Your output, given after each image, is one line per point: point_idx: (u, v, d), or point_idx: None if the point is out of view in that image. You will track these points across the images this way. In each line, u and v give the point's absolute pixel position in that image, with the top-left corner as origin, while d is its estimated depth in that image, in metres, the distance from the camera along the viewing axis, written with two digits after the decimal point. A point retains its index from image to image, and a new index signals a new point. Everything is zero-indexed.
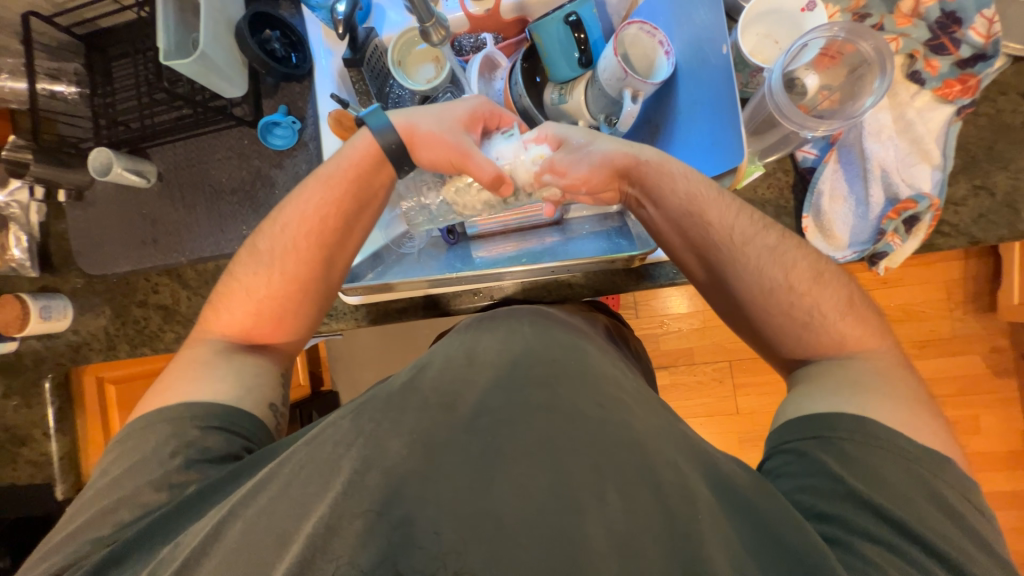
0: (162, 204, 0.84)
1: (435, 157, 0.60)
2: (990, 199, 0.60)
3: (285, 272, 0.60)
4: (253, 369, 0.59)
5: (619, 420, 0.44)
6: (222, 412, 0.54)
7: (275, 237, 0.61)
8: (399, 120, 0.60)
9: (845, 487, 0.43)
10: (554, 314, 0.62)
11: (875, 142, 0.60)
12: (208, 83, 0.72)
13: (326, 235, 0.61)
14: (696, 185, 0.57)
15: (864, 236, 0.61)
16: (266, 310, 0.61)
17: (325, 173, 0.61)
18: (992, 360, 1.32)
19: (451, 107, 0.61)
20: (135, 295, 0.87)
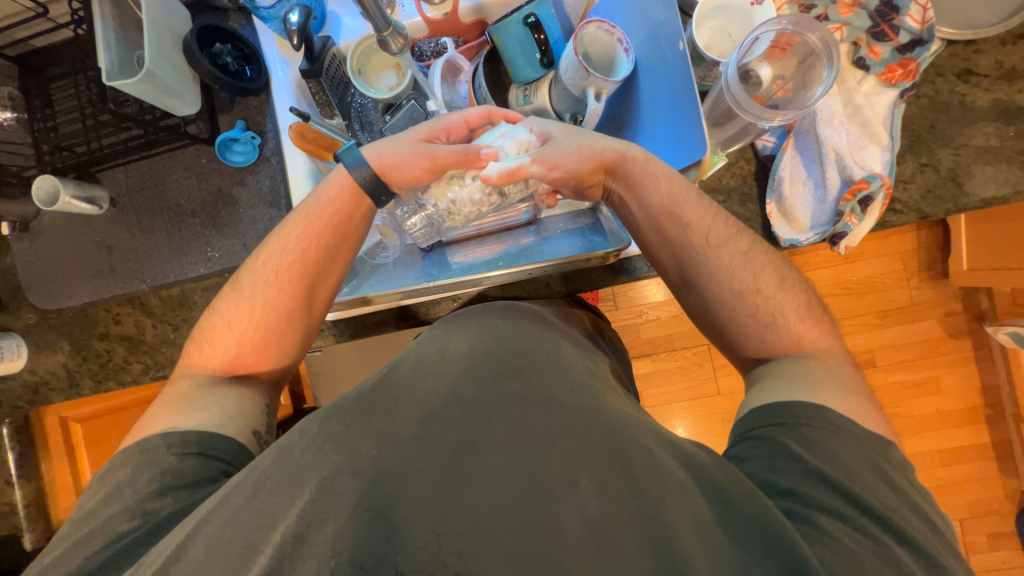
0: (117, 231, 0.80)
1: (412, 173, 0.61)
2: (936, 174, 0.63)
3: (267, 302, 0.58)
4: (236, 400, 0.57)
5: (590, 406, 0.46)
6: (201, 440, 0.52)
7: (256, 273, 0.59)
8: (368, 153, 0.61)
9: (804, 466, 0.44)
10: (532, 316, 0.62)
11: (828, 128, 0.63)
12: (156, 102, 0.69)
13: (310, 268, 0.59)
14: (676, 186, 0.58)
15: (824, 219, 0.64)
16: (249, 343, 0.59)
17: (301, 211, 0.60)
18: (948, 323, 1.40)
19: (414, 128, 0.62)
20: (96, 328, 0.83)
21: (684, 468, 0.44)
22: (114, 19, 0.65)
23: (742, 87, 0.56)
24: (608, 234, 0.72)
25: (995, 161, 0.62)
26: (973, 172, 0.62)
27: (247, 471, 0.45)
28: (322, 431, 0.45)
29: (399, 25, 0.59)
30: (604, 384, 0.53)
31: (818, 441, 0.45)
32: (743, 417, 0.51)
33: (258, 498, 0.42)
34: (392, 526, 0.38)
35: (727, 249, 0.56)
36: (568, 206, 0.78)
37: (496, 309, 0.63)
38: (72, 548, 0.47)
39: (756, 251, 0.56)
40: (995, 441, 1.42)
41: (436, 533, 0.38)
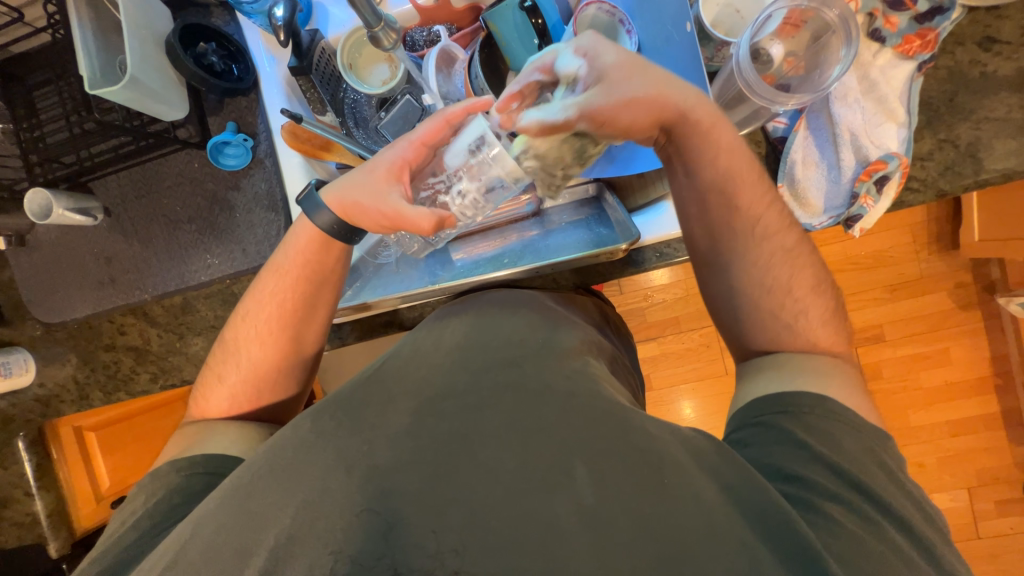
0: (115, 242, 0.78)
1: (375, 223, 0.55)
2: (954, 150, 0.61)
3: (253, 354, 0.58)
4: (237, 429, 0.56)
5: (588, 393, 0.45)
6: (209, 460, 0.53)
7: (240, 327, 0.59)
8: (331, 199, 0.56)
9: (812, 452, 0.43)
10: (529, 303, 0.61)
11: (842, 106, 0.60)
12: (144, 109, 0.67)
13: (292, 317, 0.58)
14: (732, 142, 0.53)
15: (838, 201, 0.61)
16: (244, 392, 0.58)
17: (275, 262, 0.59)
18: (958, 295, 1.38)
19: (372, 165, 0.55)
20: (101, 340, 0.82)
21: (688, 452, 0.43)
22: (91, 23, 0.62)
23: (754, 68, 0.53)
24: (613, 226, 0.69)
25: (1017, 134, 0.60)
26: (994, 147, 0.60)
27: (244, 469, 0.45)
28: (320, 430, 0.45)
29: (390, 19, 0.57)
30: (611, 376, 0.52)
31: (825, 420, 0.45)
32: (739, 410, 0.50)
33: (258, 502, 0.41)
34: (388, 529, 0.37)
35: (758, 208, 0.53)
36: (571, 195, 0.76)
37: (490, 299, 0.62)
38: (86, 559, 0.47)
39: (757, 222, 0.53)
40: (1004, 411, 1.42)
41: (433, 530, 0.37)
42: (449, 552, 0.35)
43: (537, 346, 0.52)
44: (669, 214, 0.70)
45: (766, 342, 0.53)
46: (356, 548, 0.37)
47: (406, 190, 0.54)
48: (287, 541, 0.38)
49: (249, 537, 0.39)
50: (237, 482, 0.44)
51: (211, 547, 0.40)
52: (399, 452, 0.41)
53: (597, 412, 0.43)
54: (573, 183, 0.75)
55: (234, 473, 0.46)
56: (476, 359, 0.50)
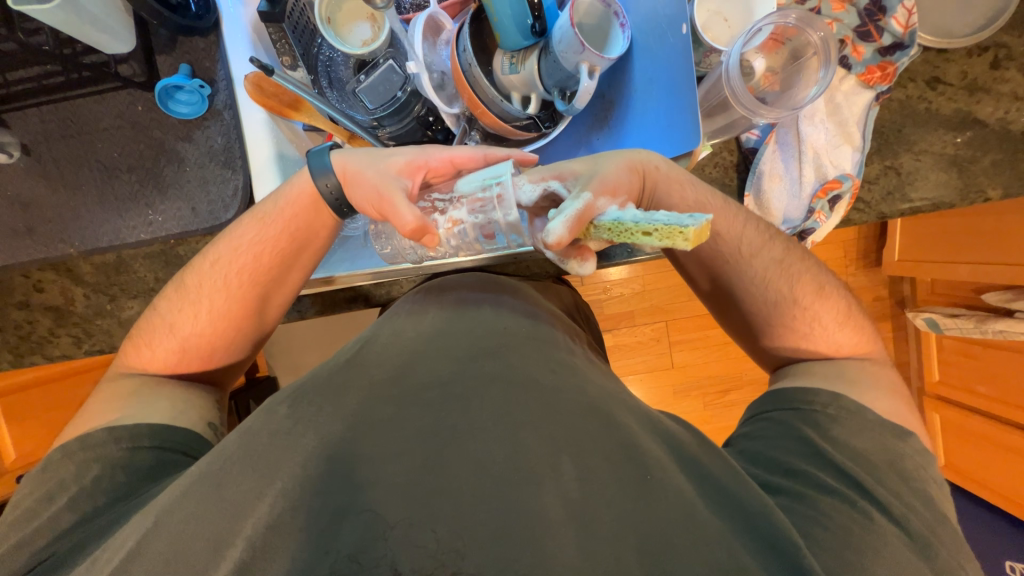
0: (34, 186, 0.69)
1: (363, 200, 0.51)
2: (896, 177, 0.67)
3: (213, 309, 0.54)
4: (184, 395, 0.53)
5: (565, 383, 0.46)
6: (156, 434, 0.48)
7: (202, 274, 0.54)
8: (340, 158, 0.53)
9: (812, 447, 0.48)
10: (508, 291, 0.61)
11: (808, 125, 0.64)
12: (81, 36, 0.59)
13: (264, 277, 0.54)
14: (698, 193, 0.56)
15: (796, 215, 0.66)
16: (197, 351, 0.54)
17: (259, 211, 0.54)
18: (875, 307, 1.55)
19: (394, 151, 0.52)
20: (13, 297, 0.73)
21: (666, 446, 0.45)
22: None
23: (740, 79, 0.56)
24: None
25: (948, 168, 0.67)
26: (928, 178, 0.67)
27: (213, 455, 0.42)
28: (296, 417, 0.44)
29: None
30: (587, 367, 0.54)
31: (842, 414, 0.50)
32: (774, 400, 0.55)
33: (222, 487, 0.39)
34: (366, 517, 0.36)
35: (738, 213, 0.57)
36: None
37: (469, 283, 0.62)
38: (9, 544, 0.43)
39: (742, 245, 0.56)
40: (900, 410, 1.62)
41: (413, 519, 0.36)
42: (447, 553, 0.34)
43: (517, 333, 0.52)
44: None
45: None
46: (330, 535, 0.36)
47: (411, 187, 0.50)
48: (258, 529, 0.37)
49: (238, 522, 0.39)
50: (207, 467, 0.42)
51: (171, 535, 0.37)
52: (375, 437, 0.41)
53: (576, 403, 0.44)
54: None
55: (201, 460, 0.43)
56: (460, 349, 0.50)
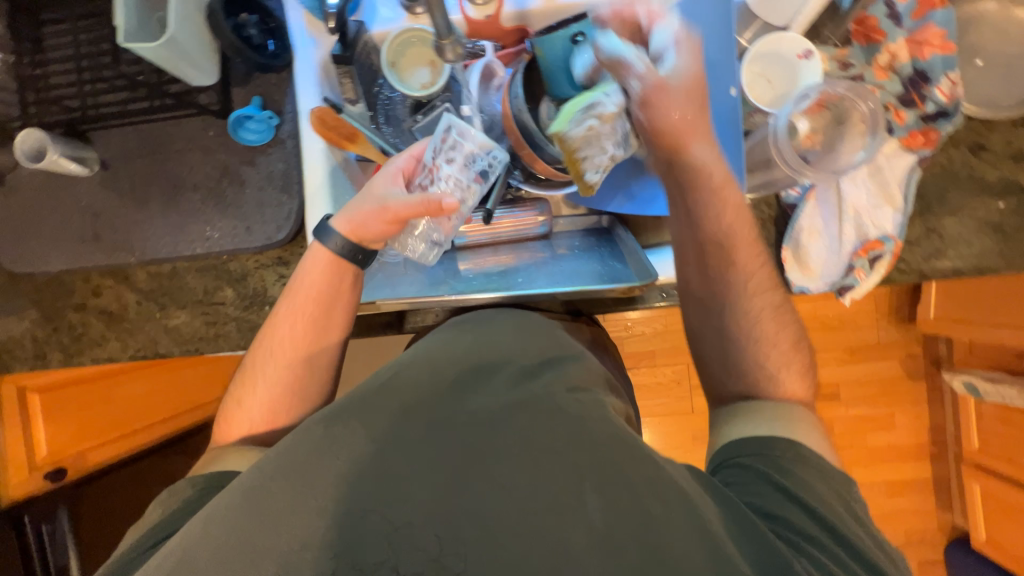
0: (106, 198, 0.74)
1: (376, 227, 0.59)
2: (939, 240, 0.67)
3: (277, 364, 0.60)
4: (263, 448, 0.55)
5: (597, 426, 0.45)
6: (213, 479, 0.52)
7: (266, 340, 0.62)
8: (340, 220, 0.61)
9: (779, 487, 0.46)
10: (543, 327, 0.61)
11: (850, 185, 0.65)
12: (173, 69, 0.65)
13: (311, 321, 0.61)
14: (735, 197, 0.60)
15: (836, 272, 0.65)
16: (273, 412, 0.59)
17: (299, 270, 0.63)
18: (909, 365, 1.49)
19: (371, 181, 0.61)
20: (71, 299, 0.77)
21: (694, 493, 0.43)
22: None
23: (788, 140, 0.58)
24: (627, 261, 0.71)
25: (993, 234, 0.66)
26: (971, 243, 0.66)
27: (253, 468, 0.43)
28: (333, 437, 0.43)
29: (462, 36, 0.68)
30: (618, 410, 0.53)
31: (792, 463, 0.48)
32: (725, 458, 0.52)
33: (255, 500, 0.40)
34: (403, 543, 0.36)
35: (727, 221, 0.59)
36: (581, 222, 0.83)
37: (491, 317, 0.61)
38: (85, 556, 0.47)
39: (749, 281, 0.59)
40: (935, 478, 1.53)
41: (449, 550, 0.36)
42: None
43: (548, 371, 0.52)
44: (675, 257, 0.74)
45: (756, 393, 0.56)
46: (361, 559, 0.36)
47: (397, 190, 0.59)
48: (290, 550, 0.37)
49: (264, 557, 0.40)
50: (240, 480, 0.43)
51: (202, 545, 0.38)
52: (410, 464, 0.41)
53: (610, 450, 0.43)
54: (585, 213, 0.83)
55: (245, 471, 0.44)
56: (488, 380, 0.50)
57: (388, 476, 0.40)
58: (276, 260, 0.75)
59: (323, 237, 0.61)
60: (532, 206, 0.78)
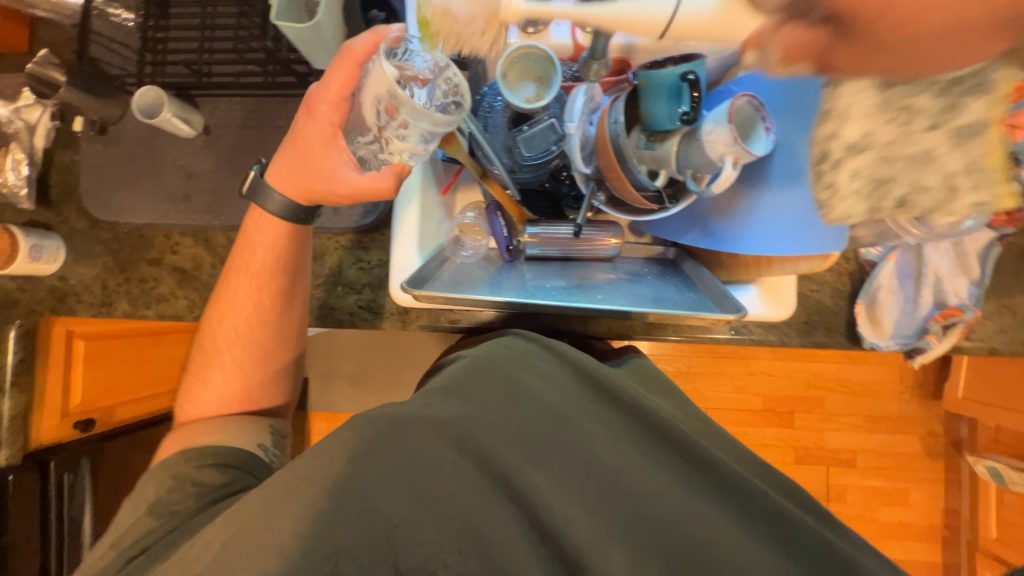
0: (204, 160, 0.77)
1: (328, 193, 0.62)
2: (1011, 317, 0.68)
3: (242, 325, 0.68)
4: (238, 424, 0.67)
5: (585, 471, 0.52)
6: (212, 452, 0.62)
7: (226, 298, 0.68)
8: (286, 189, 0.63)
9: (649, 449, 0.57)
10: (544, 362, 0.61)
11: (933, 251, 0.67)
12: (306, 51, 0.69)
13: (269, 275, 0.67)
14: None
15: (909, 331, 0.70)
16: (226, 397, 0.68)
17: (242, 256, 0.67)
18: (929, 444, 1.46)
19: (308, 135, 0.60)
20: (149, 253, 0.78)
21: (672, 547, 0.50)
22: None
23: None
24: (704, 292, 0.69)
25: None
26: None
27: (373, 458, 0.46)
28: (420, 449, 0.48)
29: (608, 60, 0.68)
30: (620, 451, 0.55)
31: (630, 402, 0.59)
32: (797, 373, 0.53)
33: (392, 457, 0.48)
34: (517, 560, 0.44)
35: None
36: (643, 251, 0.83)
37: (513, 351, 0.61)
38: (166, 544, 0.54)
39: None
40: (944, 564, 1.48)
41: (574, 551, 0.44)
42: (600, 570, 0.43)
43: (547, 419, 0.54)
44: (755, 293, 0.71)
45: None
46: (478, 529, 0.47)
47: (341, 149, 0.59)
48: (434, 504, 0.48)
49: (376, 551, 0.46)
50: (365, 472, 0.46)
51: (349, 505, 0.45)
52: (510, 446, 0.51)
53: (599, 488, 0.51)
54: (648, 242, 0.83)
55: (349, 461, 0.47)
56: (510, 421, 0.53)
57: None
58: (356, 244, 0.79)
59: (264, 204, 0.64)
60: (607, 229, 0.76)
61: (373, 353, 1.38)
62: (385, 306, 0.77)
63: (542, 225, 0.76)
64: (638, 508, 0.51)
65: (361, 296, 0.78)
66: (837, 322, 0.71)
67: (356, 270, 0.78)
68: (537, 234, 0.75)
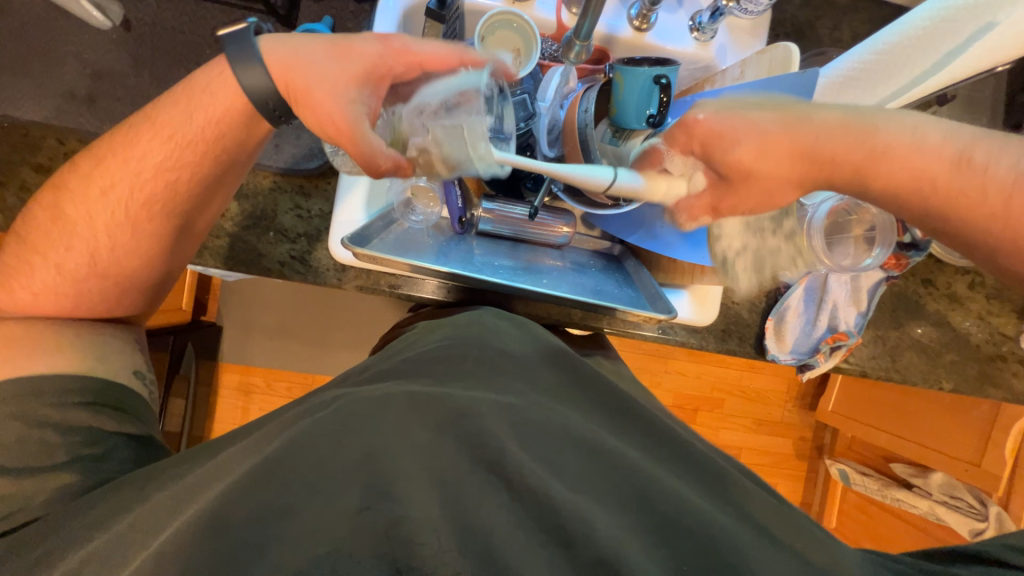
0: (119, 60, 0.67)
1: (313, 115, 0.51)
2: (881, 347, 0.80)
3: (132, 222, 0.56)
4: (112, 352, 0.60)
5: (558, 438, 0.49)
6: (86, 386, 0.57)
7: (118, 179, 0.55)
8: (274, 67, 0.51)
9: (621, 430, 0.55)
10: (513, 342, 0.60)
11: (835, 282, 0.76)
12: None
13: (187, 175, 0.56)
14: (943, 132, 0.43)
15: (804, 349, 0.78)
16: (89, 289, 0.58)
17: (171, 126, 0.53)
18: (800, 447, 1.69)
19: (346, 56, 0.51)
20: (34, 156, 0.63)
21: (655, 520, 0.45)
22: None
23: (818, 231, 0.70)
24: (641, 291, 0.73)
25: (919, 353, 0.81)
26: (902, 355, 0.80)
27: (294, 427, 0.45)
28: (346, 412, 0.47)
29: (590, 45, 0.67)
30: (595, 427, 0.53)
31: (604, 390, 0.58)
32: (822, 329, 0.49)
33: (343, 437, 0.44)
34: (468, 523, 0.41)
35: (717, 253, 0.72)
36: (591, 244, 0.85)
37: (486, 326, 0.61)
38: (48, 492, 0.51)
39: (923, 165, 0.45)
40: None
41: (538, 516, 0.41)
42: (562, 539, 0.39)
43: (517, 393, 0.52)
44: (685, 299, 0.75)
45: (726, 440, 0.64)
46: (462, 505, 0.42)
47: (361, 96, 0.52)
48: (383, 492, 0.42)
49: (320, 541, 0.40)
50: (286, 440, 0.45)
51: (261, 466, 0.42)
52: (498, 417, 0.47)
53: (576, 456, 0.48)
54: (597, 236, 0.85)
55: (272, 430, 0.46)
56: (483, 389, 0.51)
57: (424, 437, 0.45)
58: (296, 189, 0.72)
59: (240, 69, 0.51)
60: (560, 216, 0.78)
61: (300, 308, 1.29)
62: (321, 259, 0.72)
63: (498, 203, 0.75)
64: (622, 482, 0.47)
65: (294, 246, 0.72)
66: (748, 333, 0.79)
67: (292, 217, 0.72)
68: (492, 210, 0.74)
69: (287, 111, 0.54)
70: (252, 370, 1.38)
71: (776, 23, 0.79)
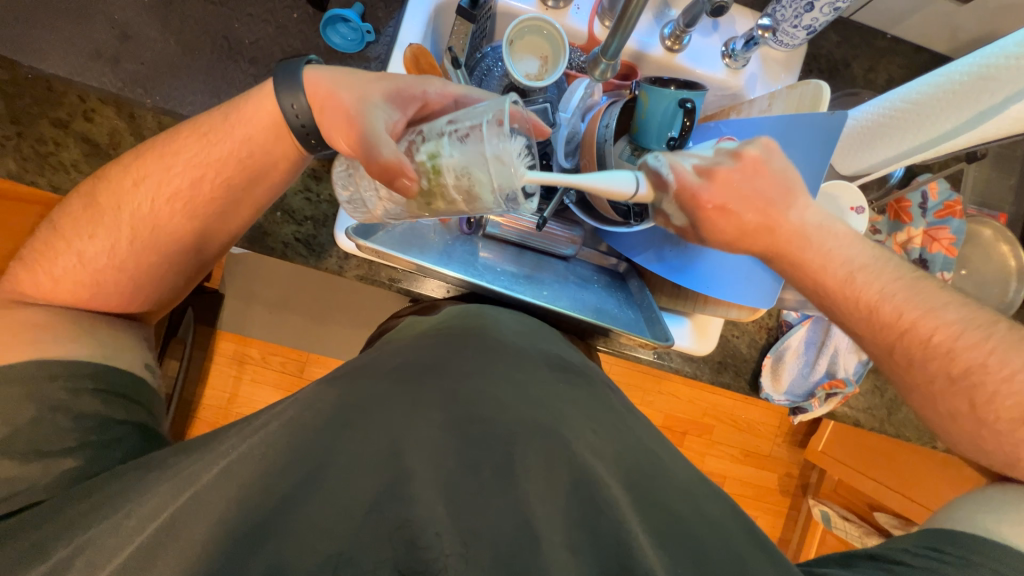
0: (147, 24, 0.67)
1: (338, 129, 0.52)
2: (879, 398, 0.79)
3: (144, 208, 0.56)
4: (117, 342, 0.59)
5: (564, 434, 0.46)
6: (96, 370, 0.55)
7: (140, 170, 0.56)
8: (309, 81, 0.54)
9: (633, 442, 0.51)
10: (526, 334, 0.59)
11: (839, 327, 0.75)
12: None
13: (211, 177, 0.56)
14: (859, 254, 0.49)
15: (799, 392, 0.77)
16: (105, 280, 0.58)
17: (207, 125, 0.56)
18: (785, 483, 1.67)
19: (381, 79, 0.54)
20: (55, 111, 0.67)
21: (666, 532, 0.42)
22: None
23: None
24: (641, 313, 0.72)
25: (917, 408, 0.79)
26: (901, 409, 0.79)
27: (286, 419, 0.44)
28: (339, 407, 0.46)
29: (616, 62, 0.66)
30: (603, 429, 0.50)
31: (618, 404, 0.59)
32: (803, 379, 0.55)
33: (339, 428, 0.43)
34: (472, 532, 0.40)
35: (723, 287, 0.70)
36: (598, 259, 0.84)
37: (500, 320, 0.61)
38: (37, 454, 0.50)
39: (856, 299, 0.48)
40: None
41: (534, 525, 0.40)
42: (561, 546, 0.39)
43: (525, 384, 0.50)
44: (684, 327, 0.74)
45: None
46: (467, 512, 0.41)
47: (392, 116, 0.52)
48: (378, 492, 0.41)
49: (313, 543, 0.39)
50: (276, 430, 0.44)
51: (250, 457, 0.41)
52: (504, 414, 0.46)
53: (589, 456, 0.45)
54: (603, 251, 0.84)
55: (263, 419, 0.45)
56: (496, 382, 0.49)
57: (417, 433, 0.44)
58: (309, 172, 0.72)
59: (281, 90, 0.54)
60: (569, 227, 0.80)
61: None
62: (325, 244, 0.72)
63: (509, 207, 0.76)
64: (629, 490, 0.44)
65: (300, 228, 0.72)
66: (745, 368, 0.78)
67: (300, 199, 0.72)
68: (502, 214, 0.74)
69: (319, 135, 0.55)
70: (248, 341, 1.41)
71: (811, 58, 0.78)
